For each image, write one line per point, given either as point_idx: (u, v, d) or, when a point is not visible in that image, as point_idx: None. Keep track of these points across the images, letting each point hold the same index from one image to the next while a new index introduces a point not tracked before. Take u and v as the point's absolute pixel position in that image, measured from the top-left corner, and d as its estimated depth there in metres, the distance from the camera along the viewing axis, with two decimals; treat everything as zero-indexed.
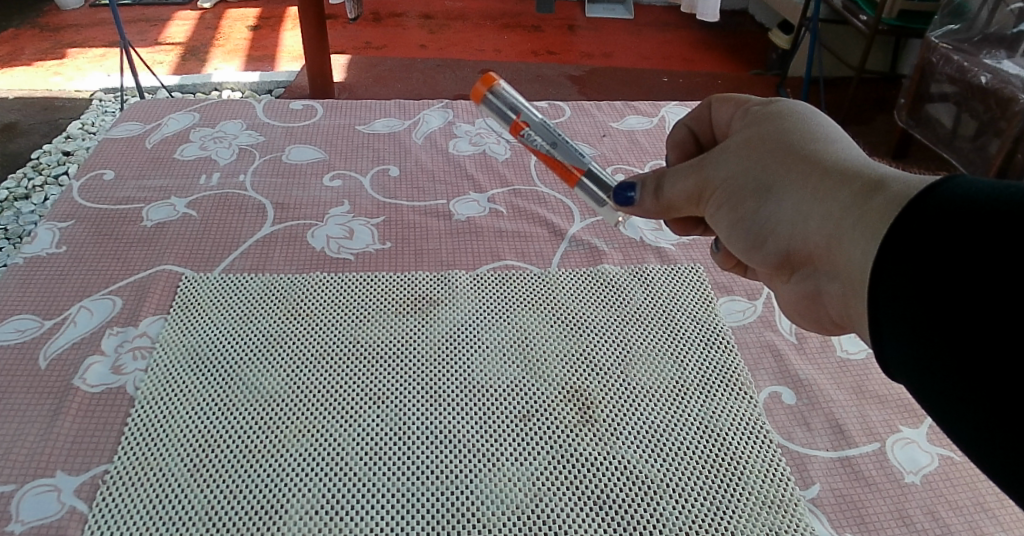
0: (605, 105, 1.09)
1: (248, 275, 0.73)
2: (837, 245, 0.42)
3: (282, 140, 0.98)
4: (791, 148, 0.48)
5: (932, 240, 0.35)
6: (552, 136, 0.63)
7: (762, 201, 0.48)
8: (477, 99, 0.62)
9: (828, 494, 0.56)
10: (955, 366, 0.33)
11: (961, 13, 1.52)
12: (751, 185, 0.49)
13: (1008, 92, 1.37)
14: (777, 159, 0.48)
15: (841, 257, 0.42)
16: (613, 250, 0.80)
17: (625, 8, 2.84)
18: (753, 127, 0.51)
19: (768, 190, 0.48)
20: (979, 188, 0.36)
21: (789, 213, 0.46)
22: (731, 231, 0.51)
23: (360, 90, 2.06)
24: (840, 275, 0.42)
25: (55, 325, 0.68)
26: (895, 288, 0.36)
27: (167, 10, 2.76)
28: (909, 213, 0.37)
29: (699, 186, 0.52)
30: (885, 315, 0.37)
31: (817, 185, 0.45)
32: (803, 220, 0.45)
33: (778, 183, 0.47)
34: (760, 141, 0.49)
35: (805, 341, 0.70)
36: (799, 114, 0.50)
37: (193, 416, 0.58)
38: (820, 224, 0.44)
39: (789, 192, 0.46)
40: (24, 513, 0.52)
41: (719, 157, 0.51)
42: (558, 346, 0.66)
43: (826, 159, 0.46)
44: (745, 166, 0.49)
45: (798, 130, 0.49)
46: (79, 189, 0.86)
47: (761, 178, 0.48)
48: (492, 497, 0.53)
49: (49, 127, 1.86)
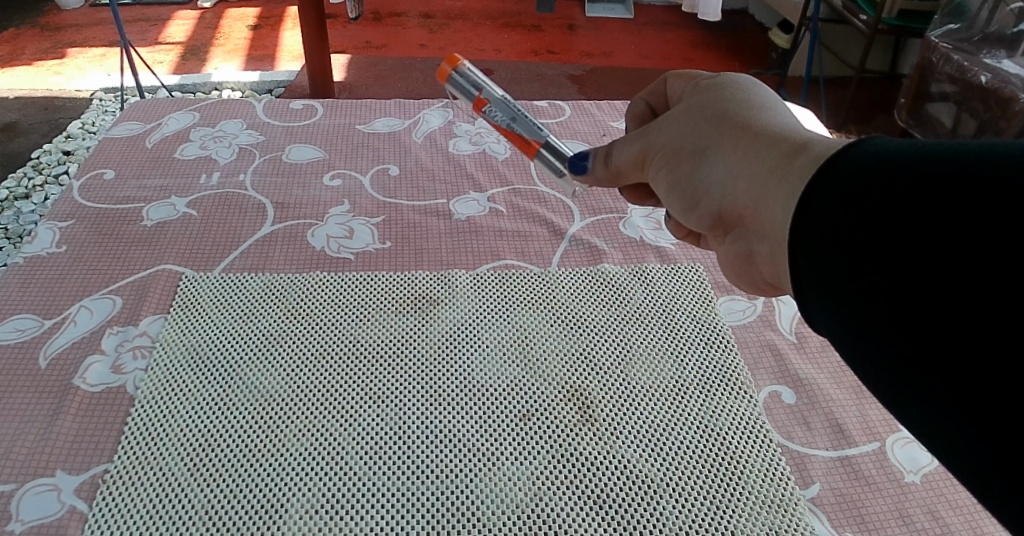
0: (605, 105, 1.09)
1: (248, 275, 0.73)
2: (764, 204, 0.42)
3: (282, 140, 0.98)
4: (727, 115, 0.48)
5: (861, 199, 0.35)
6: (512, 112, 0.64)
7: (697, 164, 0.49)
8: (443, 78, 0.66)
9: (828, 494, 0.56)
10: (881, 323, 0.33)
11: (961, 12, 1.51)
12: (687, 148, 0.49)
13: (1007, 92, 1.35)
14: (713, 125, 0.48)
15: (766, 216, 0.42)
16: (613, 250, 0.80)
17: (625, 7, 2.83)
18: (696, 96, 0.51)
19: (702, 154, 0.48)
20: (908, 145, 0.35)
21: (720, 175, 0.47)
22: (670, 194, 0.51)
23: (360, 90, 2.05)
24: (766, 234, 0.43)
25: (55, 325, 0.68)
26: (824, 247, 0.36)
27: (167, 9, 2.76)
28: (827, 174, 0.37)
29: (643, 152, 0.53)
30: (808, 274, 0.37)
31: (746, 149, 0.45)
32: (733, 183, 0.46)
33: (712, 147, 0.48)
34: (698, 109, 0.50)
35: (805, 340, 0.70)
36: (738, 84, 0.50)
37: (192, 416, 0.58)
38: (749, 185, 0.44)
39: (722, 156, 0.47)
40: (24, 512, 0.52)
41: (661, 122, 0.52)
42: (558, 346, 0.66)
43: (757, 124, 0.46)
44: (684, 131, 0.50)
45: (735, 99, 0.49)
46: (79, 189, 0.86)
47: (697, 141, 0.49)
48: (492, 497, 0.53)
49: (49, 127, 1.86)
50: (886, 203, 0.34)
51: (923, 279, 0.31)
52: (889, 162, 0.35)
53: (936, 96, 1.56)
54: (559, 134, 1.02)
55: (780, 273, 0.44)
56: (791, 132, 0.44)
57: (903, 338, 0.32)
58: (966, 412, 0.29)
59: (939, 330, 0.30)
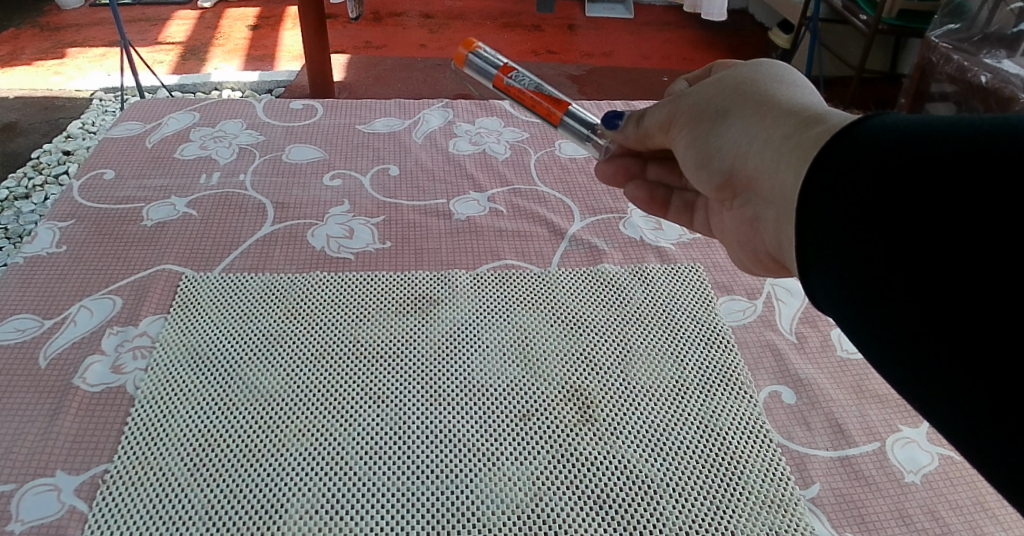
0: (605, 106, 1.09)
1: (248, 275, 0.73)
2: (774, 170, 0.45)
3: (282, 140, 0.98)
4: (753, 85, 0.51)
5: (868, 171, 0.36)
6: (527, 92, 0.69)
7: (716, 124, 0.52)
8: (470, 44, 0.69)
9: (828, 494, 0.56)
10: (887, 294, 0.34)
11: (962, 13, 1.52)
12: (711, 110, 0.52)
13: (1007, 92, 1.34)
14: (738, 92, 0.51)
15: (776, 179, 0.44)
16: (613, 249, 0.80)
17: (625, 7, 2.84)
18: (730, 69, 0.54)
19: (722, 115, 0.51)
20: (913, 122, 0.37)
21: (735, 135, 0.50)
22: (688, 150, 0.55)
23: (360, 90, 2.05)
24: (773, 198, 0.45)
25: (55, 325, 0.68)
26: (829, 214, 0.38)
27: (167, 9, 2.75)
28: (835, 146, 0.39)
29: (672, 114, 0.57)
30: (813, 249, 0.39)
31: (763, 115, 0.48)
32: (747, 143, 0.48)
33: (732, 110, 0.51)
34: (728, 78, 0.53)
35: (805, 340, 0.70)
36: (770, 63, 0.53)
37: (192, 416, 0.58)
38: (760, 147, 0.47)
39: (740, 118, 0.50)
40: (24, 512, 0.52)
41: (693, 90, 0.56)
42: (558, 346, 0.66)
43: (780, 95, 0.48)
44: (710, 95, 0.53)
45: (767, 73, 0.52)
46: (79, 189, 0.86)
47: (721, 104, 0.52)
48: (491, 497, 0.53)
49: (49, 127, 1.86)
50: (892, 175, 0.35)
51: (932, 260, 0.32)
52: (901, 135, 0.36)
53: (936, 96, 1.57)
54: None
55: (780, 236, 0.46)
56: (811, 104, 0.46)
57: (910, 309, 0.33)
58: (972, 385, 0.31)
59: (944, 301, 0.31)
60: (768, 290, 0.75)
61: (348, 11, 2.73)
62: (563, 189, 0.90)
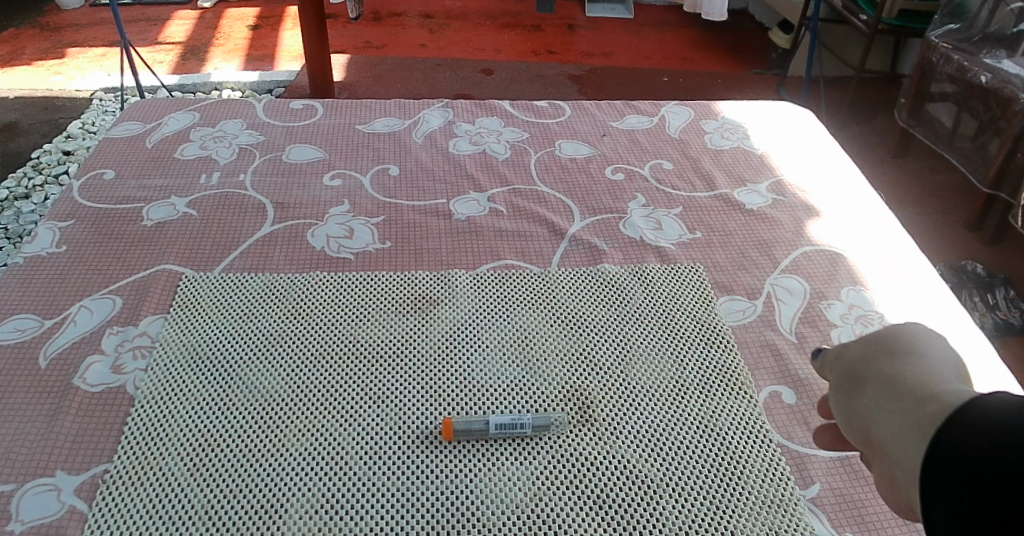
0: (605, 105, 1.10)
1: (249, 275, 0.73)
2: (870, 419, 0.47)
3: (282, 140, 0.98)
4: (875, 352, 0.50)
5: None
6: None
7: (857, 391, 0.49)
8: None
9: (828, 494, 0.56)
10: None
11: (961, 13, 1.51)
12: (851, 375, 0.50)
13: (1007, 92, 1.36)
14: (864, 359, 0.50)
15: (875, 432, 0.46)
16: (613, 250, 0.80)
17: (625, 7, 2.84)
18: None
19: (858, 384, 0.49)
20: None
21: (845, 414, 0.49)
22: None
23: (360, 90, 2.05)
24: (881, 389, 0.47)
25: (55, 325, 0.68)
26: None
27: (167, 9, 2.75)
28: None
29: None
30: None
31: (866, 391, 0.48)
32: (875, 420, 0.46)
33: (869, 382, 0.48)
34: None
35: (805, 340, 0.69)
36: None
37: (192, 416, 0.58)
38: (887, 425, 0.45)
39: (871, 391, 0.48)
40: (24, 512, 0.52)
41: None
42: (558, 346, 0.66)
43: (913, 367, 0.47)
44: None
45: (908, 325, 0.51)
46: (79, 189, 0.86)
47: (859, 370, 0.50)
48: (492, 497, 0.53)
49: (49, 127, 1.86)
50: None
51: None
52: None
53: (937, 97, 1.58)
54: (559, 133, 1.02)
55: None
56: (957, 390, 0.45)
57: None
58: None
59: None
60: (768, 290, 0.74)
61: (348, 11, 2.74)
62: (563, 189, 0.90)
